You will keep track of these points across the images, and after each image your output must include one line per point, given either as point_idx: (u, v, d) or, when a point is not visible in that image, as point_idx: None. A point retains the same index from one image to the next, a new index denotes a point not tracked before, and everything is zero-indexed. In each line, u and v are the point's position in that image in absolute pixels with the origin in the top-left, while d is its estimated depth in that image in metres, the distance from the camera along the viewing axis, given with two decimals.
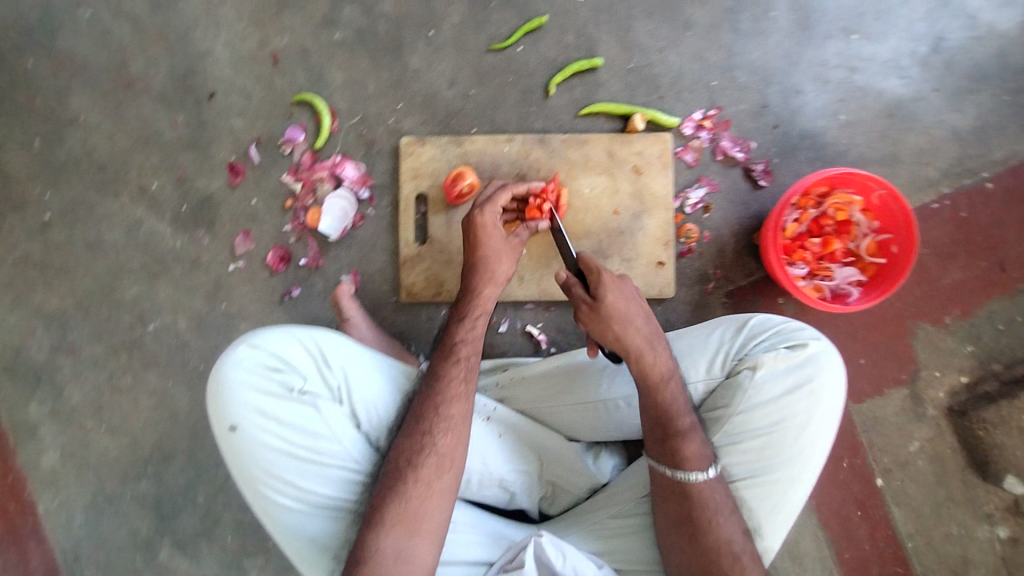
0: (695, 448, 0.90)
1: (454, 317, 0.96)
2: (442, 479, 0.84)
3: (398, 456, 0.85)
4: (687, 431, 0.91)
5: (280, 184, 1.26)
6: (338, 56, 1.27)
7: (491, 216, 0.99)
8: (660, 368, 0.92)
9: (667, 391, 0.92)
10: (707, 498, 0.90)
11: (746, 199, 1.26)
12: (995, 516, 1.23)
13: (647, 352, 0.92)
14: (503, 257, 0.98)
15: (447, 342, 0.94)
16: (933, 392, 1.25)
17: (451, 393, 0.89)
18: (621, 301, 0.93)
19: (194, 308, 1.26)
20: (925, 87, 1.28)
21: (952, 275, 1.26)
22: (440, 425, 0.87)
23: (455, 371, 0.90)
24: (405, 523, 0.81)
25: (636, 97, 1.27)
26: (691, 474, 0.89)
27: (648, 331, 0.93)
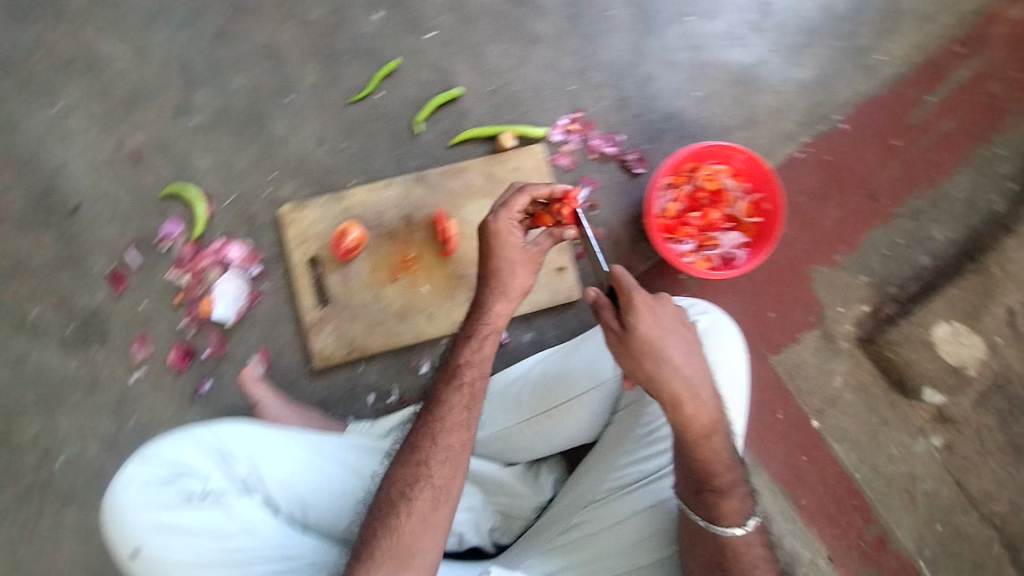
0: (735, 505, 0.91)
1: (461, 336, 0.95)
2: (438, 511, 0.83)
3: (392, 487, 0.85)
4: (724, 487, 0.91)
5: (166, 281, 1.22)
6: (198, 140, 1.25)
7: (506, 222, 0.93)
8: (702, 417, 0.87)
9: (710, 443, 0.88)
10: (742, 553, 0.92)
11: (628, 189, 1.30)
12: (926, 428, 1.29)
13: (687, 401, 0.86)
14: (516, 270, 0.93)
15: (450, 366, 0.93)
16: (842, 327, 1.31)
17: (452, 421, 0.89)
18: (659, 339, 0.85)
19: (102, 429, 1.20)
20: (764, 51, 1.36)
21: (832, 215, 1.34)
22: (440, 455, 0.86)
23: (457, 397, 0.90)
24: (399, 557, 0.80)
25: (502, 117, 1.30)
26: (724, 530, 0.91)
27: (690, 377, 0.86)
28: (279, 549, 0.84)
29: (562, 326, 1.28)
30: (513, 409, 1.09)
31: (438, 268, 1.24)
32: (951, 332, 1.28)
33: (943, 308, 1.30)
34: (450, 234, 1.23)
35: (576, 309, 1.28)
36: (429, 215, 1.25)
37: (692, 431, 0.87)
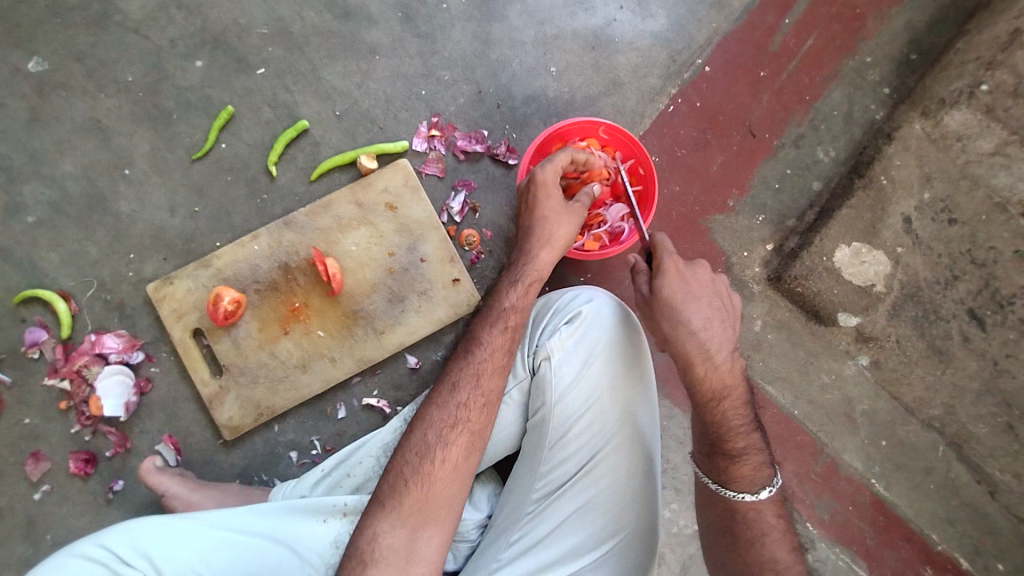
0: (751, 467, 0.88)
1: (504, 282, 0.99)
2: (470, 459, 0.87)
3: (427, 431, 0.87)
4: (739, 452, 0.89)
5: (46, 390, 1.16)
6: (45, 237, 1.18)
7: (552, 175, 1.00)
8: (719, 381, 0.90)
9: (721, 407, 0.90)
10: (761, 521, 0.86)
11: (506, 182, 1.26)
12: (852, 349, 1.30)
13: (700, 363, 0.89)
14: (558, 222, 1.00)
15: (492, 308, 0.97)
16: (749, 271, 1.30)
17: (489, 368, 0.92)
18: (681, 301, 0.90)
19: (16, 557, 1.14)
20: (611, 10, 1.31)
21: (715, 161, 1.31)
22: (478, 399, 0.89)
23: (496, 338, 0.94)
24: (423, 511, 0.83)
25: (358, 139, 1.24)
26: (741, 494, 0.87)
27: (706, 341, 0.90)
28: None
29: None
30: None
31: (327, 311, 1.18)
32: (851, 253, 1.28)
33: (837, 232, 1.28)
34: (331, 274, 1.16)
35: None
36: (306, 258, 1.19)
37: (707, 393, 0.90)
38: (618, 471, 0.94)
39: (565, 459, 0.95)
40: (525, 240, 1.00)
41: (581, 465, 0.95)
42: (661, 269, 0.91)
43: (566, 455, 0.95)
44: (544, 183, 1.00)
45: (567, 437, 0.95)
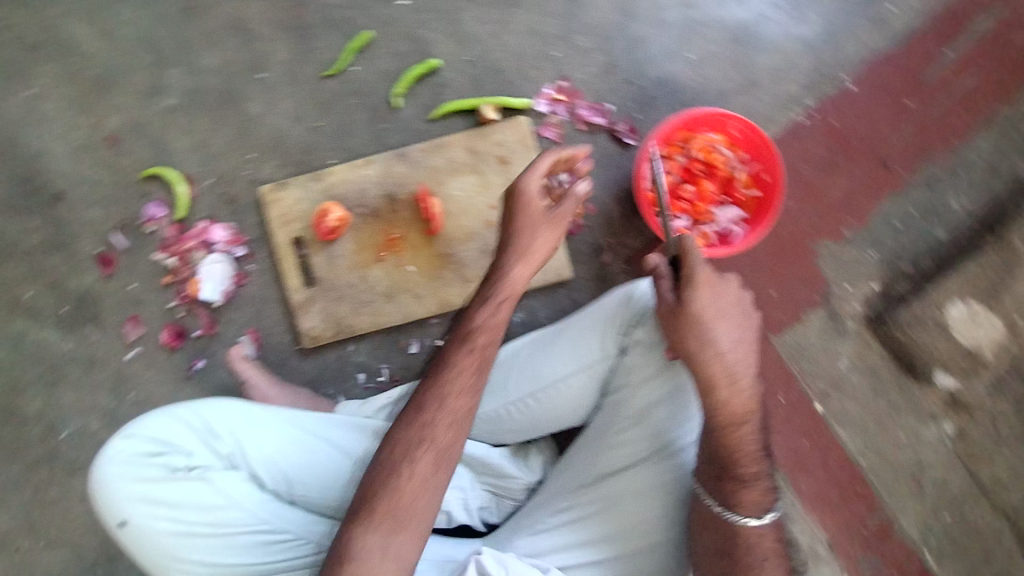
0: (756, 493, 0.86)
1: (477, 299, 0.91)
2: (439, 474, 0.84)
3: (394, 448, 0.85)
4: (748, 477, 0.86)
5: (153, 263, 1.23)
6: (175, 122, 1.23)
7: (534, 185, 0.90)
8: (736, 404, 0.87)
9: (738, 432, 0.87)
10: (758, 548, 0.85)
11: (620, 161, 1.23)
12: (938, 413, 1.23)
13: (721, 384, 0.87)
14: (541, 232, 0.90)
15: (464, 325, 0.90)
16: (849, 306, 1.24)
17: (461, 384, 0.87)
18: (709, 318, 0.87)
19: (102, 405, 1.24)
20: (764, 7, 1.23)
21: (841, 186, 1.24)
22: (447, 417, 0.86)
23: (468, 359, 0.87)
24: (394, 521, 0.82)
25: (483, 88, 1.23)
26: (742, 519, 0.85)
27: (732, 363, 0.88)
28: (264, 525, 0.88)
29: (552, 306, 1.24)
30: (497, 391, 1.07)
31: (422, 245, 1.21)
32: (966, 313, 1.21)
33: (955, 287, 1.22)
34: (434, 213, 1.19)
35: (567, 288, 1.24)
36: (412, 193, 1.21)
37: (725, 415, 0.88)
38: (688, 458, 0.97)
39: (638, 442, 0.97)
40: (498, 275, 0.90)
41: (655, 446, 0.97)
42: (696, 283, 0.88)
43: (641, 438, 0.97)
44: (535, 212, 0.89)
45: (646, 415, 0.97)
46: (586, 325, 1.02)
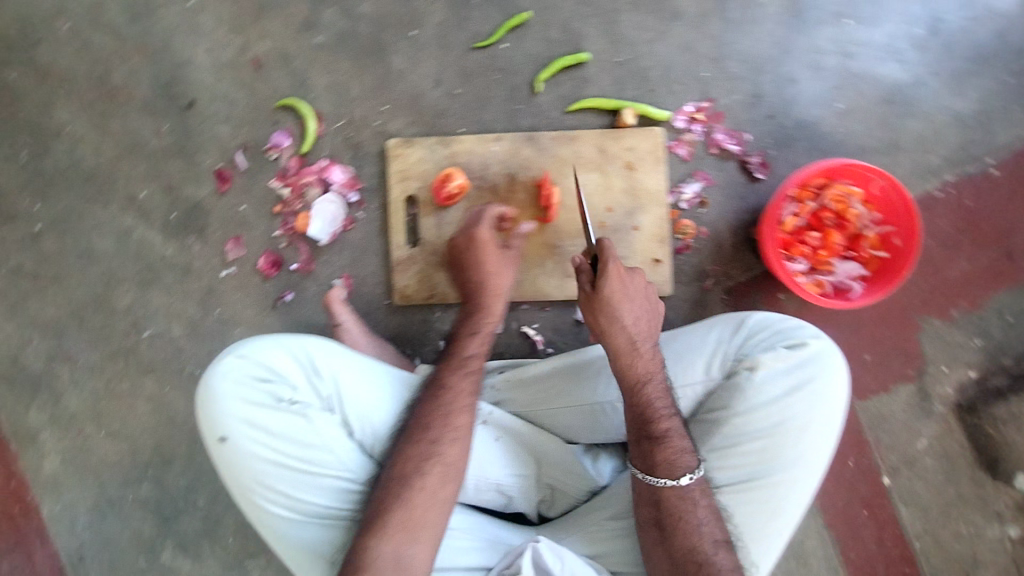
0: (674, 452, 0.92)
1: (462, 331, 1.00)
2: (448, 487, 0.85)
3: (405, 462, 0.86)
4: (662, 436, 0.92)
5: (268, 190, 1.25)
6: (319, 59, 1.24)
7: (487, 233, 1.05)
8: (643, 367, 0.95)
9: (646, 393, 0.94)
10: (688, 510, 0.90)
11: (744, 192, 1.21)
12: (1005, 516, 1.20)
13: (624, 353, 0.95)
14: (502, 271, 1.04)
15: (455, 355, 0.97)
16: (940, 388, 1.21)
17: (456, 402, 0.91)
18: (618, 299, 0.96)
19: (188, 315, 1.26)
20: (924, 72, 1.19)
21: (960, 267, 1.20)
22: (450, 434, 0.88)
23: (463, 381, 0.93)
24: (406, 529, 0.81)
25: (626, 91, 1.22)
26: (663, 481, 0.91)
27: (634, 335, 0.96)
28: (348, 473, 0.90)
29: None
30: (574, 392, 1.09)
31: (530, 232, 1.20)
32: None
33: None
34: (552, 201, 1.18)
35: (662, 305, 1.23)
36: (533, 177, 1.21)
37: (630, 378, 0.95)
38: (763, 503, 0.93)
39: (721, 468, 0.95)
40: (484, 307, 1.02)
41: (732, 480, 0.94)
42: (606, 273, 0.96)
43: (724, 465, 0.95)
44: (483, 242, 1.05)
45: (733, 447, 0.95)
46: (694, 344, 1.02)
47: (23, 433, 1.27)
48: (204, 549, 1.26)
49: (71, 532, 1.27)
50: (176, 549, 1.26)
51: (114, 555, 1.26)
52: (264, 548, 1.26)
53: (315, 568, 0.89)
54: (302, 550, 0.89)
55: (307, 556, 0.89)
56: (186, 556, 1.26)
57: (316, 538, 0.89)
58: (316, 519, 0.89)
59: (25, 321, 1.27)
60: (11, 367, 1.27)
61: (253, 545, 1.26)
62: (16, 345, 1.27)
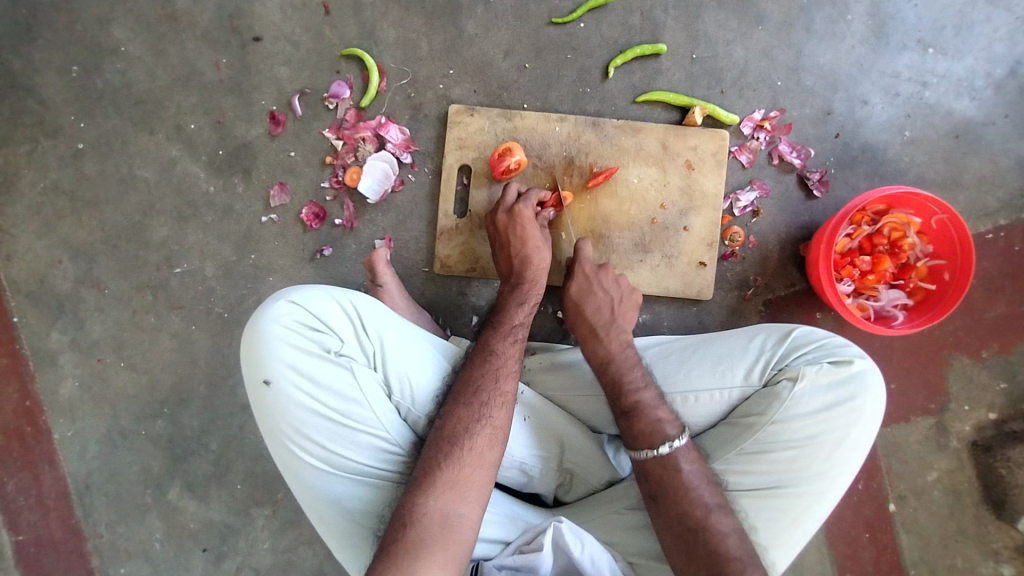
0: (649, 423, 0.93)
1: (512, 302, 1.02)
2: (495, 449, 0.86)
3: (455, 423, 0.86)
4: (634, 409, 0.95)
5: (321, 140, 1.23)
6: (392, 13, 1.23)
7: (529, 210, 1.07)
8: (606, 349, 1.01)
9: (610, 370, 0.99)
10: (673, 475, 0.89)
11: (798, 208, 1.22)
12: (1001, 554, 1.22)
13: (590, 341, 1.03)
14: (543, 246, 1.06)
15: (504, 324, 0.99)
16: (958, 425, 1.23)
17: (504, 370, 0.93)
18: (581, 297, 1.07)
19: (222, 256, 1.24)
20: (995, 112, 1.22)
21: (997, 309, 1.22)
22: (498, 397, 0.90)
23: (510, 347, 0.96)
24: (455, 487, 0.81)
25: (695, 90, 1.22)
26: (645, 452, 0.91)
27: (596, 323, 1.04)
28: (384, 433, 0.88)
29: (678, 319, 1.23)
30: None
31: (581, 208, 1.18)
32: None
33: None
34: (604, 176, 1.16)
35: (699, 308, 1.23)
36: (592, 164, 1.19)
37: (597, 362, 1.01)
38: (786, 513, 0.90)
39: (747, 473, 0.92)
40: (528, 279, 1.04)
41: (755, 487, 0.92)
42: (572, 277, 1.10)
43: (752, 470, 0.92)
44: (524, 218, 1.06)
45: (762, 454, 0.92)
46: (736, 348, 0.99)
47: (42, 354, 1.25)
48: (210, 493, 1.25)
49: (80, 458, 1.26)
50: (182, 489, 1.25)
51: (119, 487, 1.25)
52: (269, 499, 1.25)
53: (339, 524, 0.87)
54: (330, 503, 0.87)
55: (332, 511, 0.87)
56: (192, 498, 1.25)
57: (345, 493, 0.87)
58: (348, 475, 0.87)
59: (57, 239, 1.24)
60: (37, 286, 1.25)
61: (259, 494, 1.25)
62: (45, 263, 1.24)
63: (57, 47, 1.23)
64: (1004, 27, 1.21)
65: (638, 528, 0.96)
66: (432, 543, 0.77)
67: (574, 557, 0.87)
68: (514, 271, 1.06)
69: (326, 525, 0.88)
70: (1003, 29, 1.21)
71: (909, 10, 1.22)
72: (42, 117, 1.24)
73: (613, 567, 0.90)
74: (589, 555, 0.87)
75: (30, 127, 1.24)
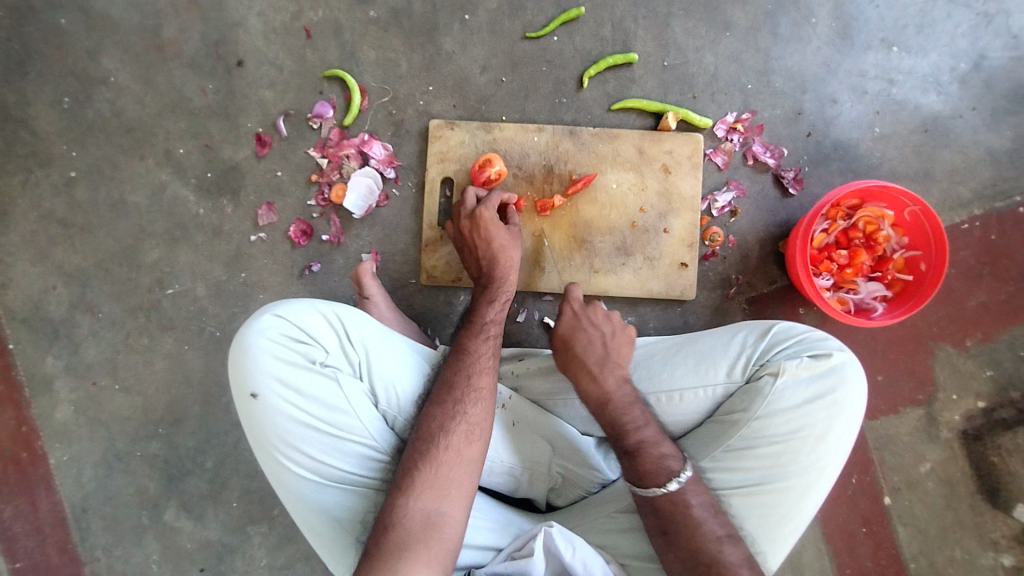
0: (654, 460, 0.90)
1: (483, 302, 1.04)
2: (474, 446, 0.87)
3: (431, 423, 0.88)
4: (636, 449, 0.92)
5: (306, 159, 1.26)
6: (371, 34, 1.27)
7: (490, 213, 1.08)
8: (601, 387, 0.97)
9: (608, 408, 0.95)
10: (684, 511, 0.88)
11: (775, 206, 1.24)
12: (999, 544, 1.22)
13: (584, 378, 0.98)
14: (510, 247, 1.08)
15: (475, 323, 1.00)
16: (948, 414, 1.24)
17: (479, 366, 0.94)
18: (572, 336, 1.03)
19: (213, 276, 1.26)
20: (962, 105, 1.25)
21: (977, 298, 1.24)
22: (471, 395, 0.91)
23: (483, 345, 0.97)
24: (435, 487, 0.82)
25: (669, 96, 1.25)
26: (653, 492, 0.89)
27: (591, 360, 0.99)
28: (371, 441, 0.90)
29: (663, 320, 1.24)
30: None
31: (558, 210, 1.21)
32: None
33: None
34: (584, 181, 1.18)
35: (683, 308, 1.24)
36: (570, 171, 1.22)
37: (592, 401, 0.97)
38: (774, 509, 0.91)
39: (735, 470, 0.93)
40: (496, 279, 1.06)
41: (742, 484, 0.92)
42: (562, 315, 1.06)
43: (739, 466, 0.93)
44: (485, 220, 1.08)
45: (748, 450, 0.93)
46: (719, 345, 1.01)
47: (38, 379, 1.27)
48: (206, 512, 1.25)
49: (77, 482, 1.26)
50: (178, 509, 1.25)
51: (115, 510, 1.26)
52: (266, 516, 1.25)
53: (329, 534, 0.88)
54: (319, 513, 0.88)
55: (322, 521, 0.88)
56: (187, 517, 1.25)
57: (334, 503, 0.88)
58: (336, 484, 0.88)
59: (51, 266, 1.27)
60: (32, 312, 1.27)
61: (256, 511, 1.25)
62: (40, 290, 1.27)
63: (49, 80, 1.28)
64: (965, 24, 1.25)
65: (631, 529, 0.97)
66: (415, 542, 0.78)
67: (564, 561, 0.87)
68: (483, 273, 1.07)
69: (316, 535, 0.88)
70: (964, 25, 1.25)
71: (871, 11, 1.25)
72: (36, 147, 1.27)
73: (605, 569, 0.91)
74: (580, 559, 0.88)
75: (23, 157, 1.27)
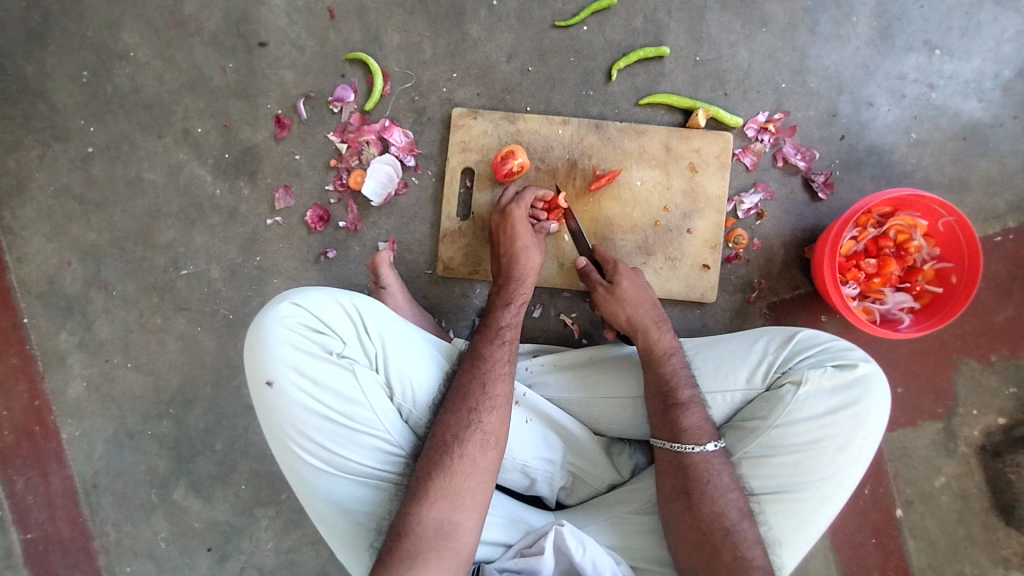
0: (698, 420, 0.93)
1: (499, 302, 1.03)
2: (488, 455, 0.86)
3: (445, 432, 0.87)
4: (687, 402, 0.94)
5: (326, 143, 1.24)
6: (396, 17, 1.24)
7: (523, 212, 1.08)
8: (666, 342, 1.00)
9: (670, 362, 0.98)
10: (714, 473, 0.89)
11: (803, 210, 1.21)
12: (1010, 561, 1.21)
13: (653, 329, 1.01)
14: (534, 249, 1.07)
15: (490, 328, 0.99)
16: (967, 430, 1.21)
17: (496, 372, 0.93)
18: (635, 292, 1.05)
19: (228, 258, 1.25)
20: (1003, 113, 1.20)
21: (1006, 312, 1.21)
22: (485, 402, 0.89)
23: (499, 351, 0.95)
24: (449, 496, 0.82)
25: (699, 92, 1.22)
26: (691, 447, 0.90)
27: (658, 316, 1.03)
28: (385, 434, 0.89)
29: (681, 321, 1.22)
30: (619, 382, 1.04)
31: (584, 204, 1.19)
32: None
33: None
34: (608, 176, 1.15)
35: (703, 310, 1.22)
36: (594, 166, 1.19)
37: (652, 353, 0.99)
38: (789, 519, 0.90)
39: (751, 478, 0.91)
40: (514, 278, 1.05)
41: (756, 492, 0.91)
42: (616, 272, 1.08)
43: (755, 475, 0.91)
44: (515, 218, 1.08)
45: (765, 459, 0.91)
46: (740, 351, 0.98)
47: (52, 354, 1.27)
48: (215, 493, 1.26)
49: (88, 458, 1.27)
50: (187, 489, 1.26)
51: (126, 487, 1.27)
52: (273, 499, 1.26)
53: (341, 525, 0.88)
54: (331, 505, 0.88)
55: (334, 512, 0.88)
56: (196, 498, 1.26)
57: (346, 495, 0.88)
58: (349, 476, 0.88)
59: (66, 242, 1.26)
60: (46, 287, 1.26)
61: (264, 495, 1.26)
62: (54, 265, 1.26)
63: (67, 52, 1.25)
64: (1012, 28, 1.20)
65: (645, 532, 0.96)
66: (429, 551, 0.78)
67: (575, 561, 0.86)
68: (502, 272, 1.07)
69: (328, 525, 0.88)
70: (1012, 29, 1.20)
71: (914, 11, 1.21)
72: (53, 121, 1.26)
73: (614, 570, 0.89)
74: (591, 558, 0.87)
75: (40, 131, 1.26)
